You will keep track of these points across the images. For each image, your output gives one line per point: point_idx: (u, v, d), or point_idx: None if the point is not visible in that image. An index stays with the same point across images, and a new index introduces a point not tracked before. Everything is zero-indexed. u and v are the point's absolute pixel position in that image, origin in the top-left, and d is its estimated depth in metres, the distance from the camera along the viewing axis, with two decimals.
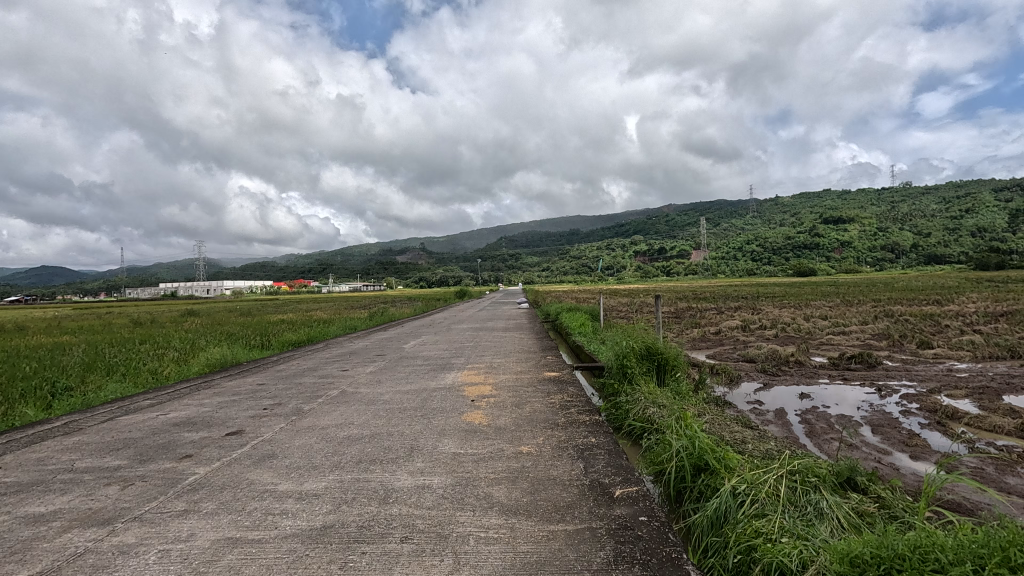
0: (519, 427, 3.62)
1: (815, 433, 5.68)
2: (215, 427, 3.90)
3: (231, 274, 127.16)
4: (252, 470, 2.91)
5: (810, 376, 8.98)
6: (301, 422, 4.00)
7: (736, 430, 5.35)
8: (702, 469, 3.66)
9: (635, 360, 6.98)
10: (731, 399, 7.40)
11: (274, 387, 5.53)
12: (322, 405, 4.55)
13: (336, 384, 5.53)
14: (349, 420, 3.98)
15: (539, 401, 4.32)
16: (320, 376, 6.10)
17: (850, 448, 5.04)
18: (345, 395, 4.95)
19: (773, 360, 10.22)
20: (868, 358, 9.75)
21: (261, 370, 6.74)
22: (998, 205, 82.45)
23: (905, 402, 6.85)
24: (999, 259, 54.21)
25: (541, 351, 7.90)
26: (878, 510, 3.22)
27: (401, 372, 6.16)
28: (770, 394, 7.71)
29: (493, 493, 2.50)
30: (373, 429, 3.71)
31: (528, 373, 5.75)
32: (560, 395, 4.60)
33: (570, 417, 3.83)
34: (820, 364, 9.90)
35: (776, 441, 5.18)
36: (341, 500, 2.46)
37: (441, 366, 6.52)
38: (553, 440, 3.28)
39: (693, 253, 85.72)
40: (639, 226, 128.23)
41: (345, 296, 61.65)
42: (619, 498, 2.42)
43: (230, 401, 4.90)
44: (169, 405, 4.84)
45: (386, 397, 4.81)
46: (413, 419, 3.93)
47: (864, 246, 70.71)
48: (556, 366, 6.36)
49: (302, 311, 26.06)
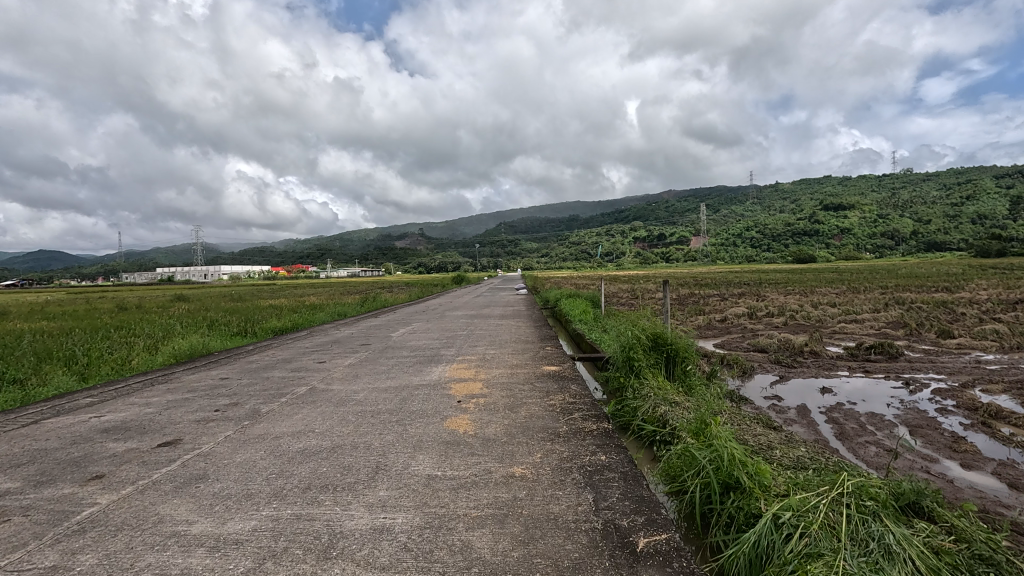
0: (512, 438, 2.97)
1: (846, 434, 5.07)
2: (147, 436, 3.25)
3: (228, 259, 126.68)
4: (168, 501, 2.27)
5: (829, 368, 8.36)
6: (252, 430, 3.34)
7: (761, 433, 4.72)
8: (731, 488, 3.05)
9: (642, 352, 6.34)
10: (746, 394, 6.79)
11: (237, 382, 4.87)
12: (284, 406, 3.89)
13: (306, 380, 4.88)
14: (309, 427, 3.33)
15: (536, 404, 3.67)
16: (293, 369, 5.45)
17: (891, 454, 4.42)
18: (313, 394, 4.28)
19: (786, 351, 9.61)
20: (889, 349, 9.14)
21: (230, 362, 6.07)
22: (1000, 192, 81.59)
23: (939, 399, 6.23)
24: (1000, 246, 53.55)
25: (539, 341, 7.24)
26: (957, 547, 2.58)
27: (383, 365, 5.51)
28: (787, 388, 7.10)
29: (474, 542, 1.85)
30: (336, 440, 3.06)
31: (525, 367, 5.10)
32: (561, 395, 3.94)
33: (573, 426, 3.17)
34: (837, 355, 9.28)
35: (806, 446, 4.56)
36: (266, 554, 1.81)
37: (428, 358, 5.87)
38: (555, 458, 2.63)
39: (691, 239, 85.04)
40: (638, 212, 127.31)
41: (343, 282, 60.94)
42: (644, 555, 1.77)
43: (180, 401, 4.24)
44: (110, 405, 4.18)
45: (359, 396, 4.15)
46: (386, 427, 3.28)
47: (864, 234, 70.08)
48: (557, 358, 5.71)
49: (293, 297, 25.43)
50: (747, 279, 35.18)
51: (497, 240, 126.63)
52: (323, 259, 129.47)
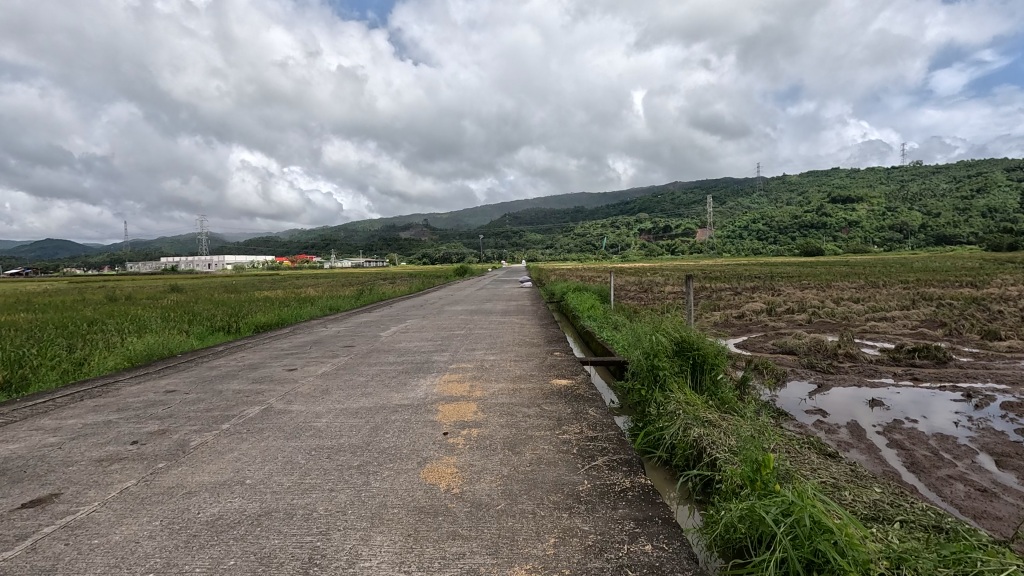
0: (514, 505, 2.09)
1: (920, 464, 4.18)
2: (15, 491, 2.36)
3: (230, 250, 126.33)
4: None
5: (872, 374, 7.44)
6: (164, 477, 2.47)
7: (822, 466, 3.82)
8: (818, 571, 2.14)
9: (665, 358, 5.45)
10: (786, 408, 5.90)
11: (180, 398, 4.01)
12: (222, 439, 3.02)
13: (264, 396, 4.00)
14: (238, 477, 2.44)
15: (545, 443, 2.78)
16: (254, 380, 4.59)
17: (990, 501, 3.52)
18: (264, 420, 3.40)
19: (819, 353, 8.69)
20: (936, 353, 8.20)
21: (186, 370, 5.18)
22: (1013, 184, 79.76)
23: (1013, 416, 5.34)
24: (1013, 241, 52.07)
25: (547, 344, 6.36)
26: None
27: (361, 376, 4.62)
28: (829, 399, 6.21)
29: None
30: (268, 502, 2.18)
31: (532, 381, 4.23)
32: (577, 427, 3.05)
33: (597, 483, 2.28)
34: (876, 359, 8.32)
35: (879, 484, 3.67)
36: None
37: (417, 367, 4.98)
38: (578, 553, 1.74)
39: (698, 232, 83.51)
40: (644, 205, 125.93)
41: (347, 272, 60.58)
42: None
43: (97, 427, 3.36)
44: (7, 431, 3.29)
45: (319, 423, 3.27)
46: (342, 479, 2.40)
47: (873, 227, 68.65)
48: (569, 368, 4.80)
49: (289, 288, 24.63)
50: (755, 272, 33.74)
51: (500, 231, 125.58)
52: (327, 250, 128.91)
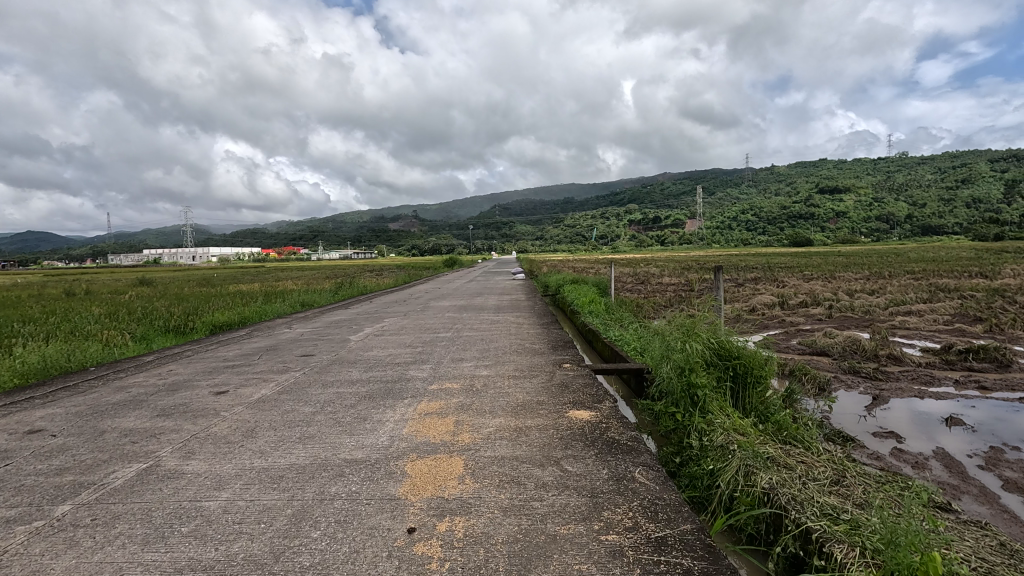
0: None
1: None
2: None
3: (213, 241, 123.70)
4: None
5: (929, 380, 6.35)
6: None
7: (952, 530, 2.70)
8: None
9: (702, 371, 4.29)
10: (847, 428, 4.79)
11: (37, 448, 2.77)
12: (30, 545, 1.78)
13: (161, 444, 2.77)
14: None
15: (581, 562, 1.61)
16: (160, 414, 3.33)
17: None
18: (132, 493, 2.17)
19: (856, 355, 7.59)
20: (999, 355, 7.10)
21: (80, 395, 3.90)
22: (996, 175, 79.68)
23: None
24: (998, 232, 51.56)
25: (552, 352, 5.20)
26: None
27: (305, 407, 3.38)
28: (894, 417, 5.10)
29: None
30: None
31: (540, 415, 3.05)
32: (625, 514, 1.89)
33: None
34: (926, 361, 7.20)
35: None
36: None
37: (385, 390, 3.75)
38: None
39: (688, 223, 82.49)
40: (633, 196, 124.76)
41: (333, 264, 59.00)
42: None
43: None
44: None
45: (214, 505, 2.05)
46: None
47: (860, 217, 68.16)
48: (588, 388, 3.65)
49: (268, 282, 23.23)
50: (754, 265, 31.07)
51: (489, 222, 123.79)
52: (315, 242, 126.41)
